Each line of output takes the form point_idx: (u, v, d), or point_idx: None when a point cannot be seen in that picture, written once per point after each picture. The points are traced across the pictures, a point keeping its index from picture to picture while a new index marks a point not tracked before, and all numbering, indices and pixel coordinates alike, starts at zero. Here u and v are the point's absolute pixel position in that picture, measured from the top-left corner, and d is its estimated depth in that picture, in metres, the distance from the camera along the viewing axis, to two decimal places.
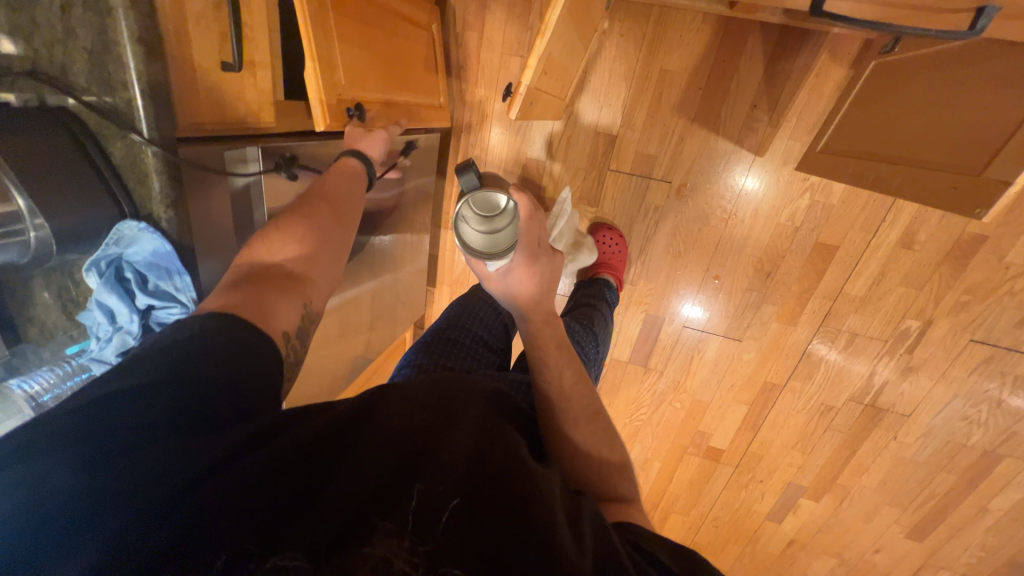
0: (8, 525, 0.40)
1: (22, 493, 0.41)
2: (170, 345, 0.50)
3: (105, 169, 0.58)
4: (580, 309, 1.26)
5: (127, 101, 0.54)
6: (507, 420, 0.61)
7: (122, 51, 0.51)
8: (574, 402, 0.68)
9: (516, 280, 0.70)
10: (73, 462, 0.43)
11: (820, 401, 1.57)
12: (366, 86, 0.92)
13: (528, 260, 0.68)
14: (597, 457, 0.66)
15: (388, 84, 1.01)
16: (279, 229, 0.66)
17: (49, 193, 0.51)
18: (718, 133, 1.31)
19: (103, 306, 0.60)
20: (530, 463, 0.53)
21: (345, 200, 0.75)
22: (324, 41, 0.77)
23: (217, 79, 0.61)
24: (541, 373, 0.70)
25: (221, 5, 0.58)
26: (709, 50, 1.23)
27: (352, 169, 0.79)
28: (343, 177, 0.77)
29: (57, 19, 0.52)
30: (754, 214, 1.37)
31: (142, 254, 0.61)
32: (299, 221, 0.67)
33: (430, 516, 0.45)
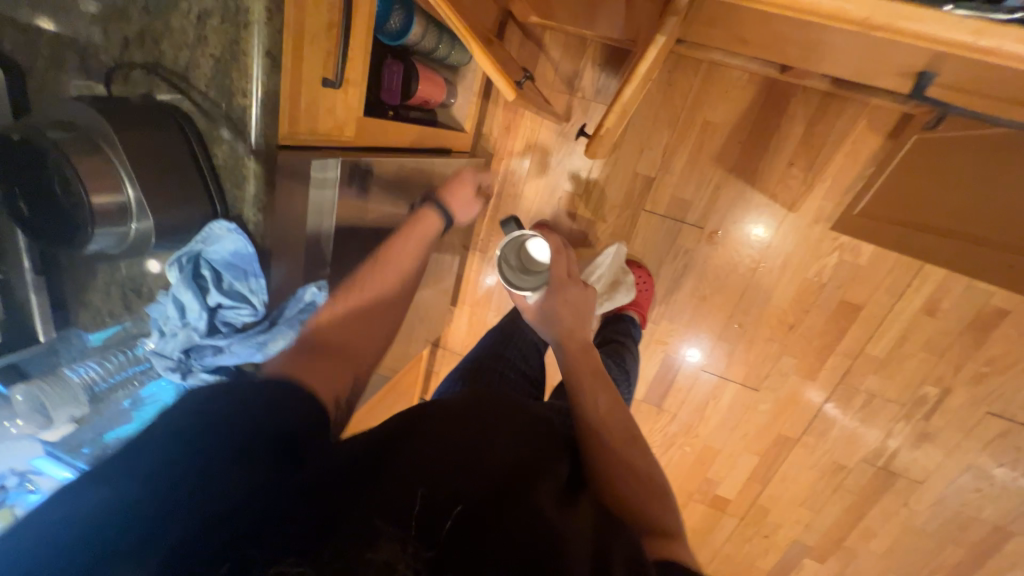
0: (71, 530, 0.42)
1: (82, 502, 0.43)
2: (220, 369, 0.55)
3: (206, 168, 0.59)
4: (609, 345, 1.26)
5: (241, 107, 0.56)
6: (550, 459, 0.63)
7: (250, 62, 0.54)
8: (635, 468, 0.67)
9: (551, 305, 0.90)
10: (133, 472, 0.46)
11: (832, 459, 1.56)
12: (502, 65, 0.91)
13: (558, 290, 0.91)
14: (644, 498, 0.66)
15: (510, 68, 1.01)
16: (342, 299, 0.71)
17: (157, 192, 0.54)
18: (754, 186, 1.35)
19: (177, 301, 0.60)
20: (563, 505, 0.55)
21: (396, 277, 0.80)
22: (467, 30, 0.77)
23: (317, 95, 0.63)
24: (602, 432, 0.70)
25: (333, 27, 0.60)
26: (752, 107, 1.28)
27: (429, 231, 0.91)
28: (403, 245, 0.85)
29: (192, 26, 0.55)
30: (781, 267, 1.40)
31: (229, 249, 0.59)
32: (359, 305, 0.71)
33: (436, 525, 0.48)
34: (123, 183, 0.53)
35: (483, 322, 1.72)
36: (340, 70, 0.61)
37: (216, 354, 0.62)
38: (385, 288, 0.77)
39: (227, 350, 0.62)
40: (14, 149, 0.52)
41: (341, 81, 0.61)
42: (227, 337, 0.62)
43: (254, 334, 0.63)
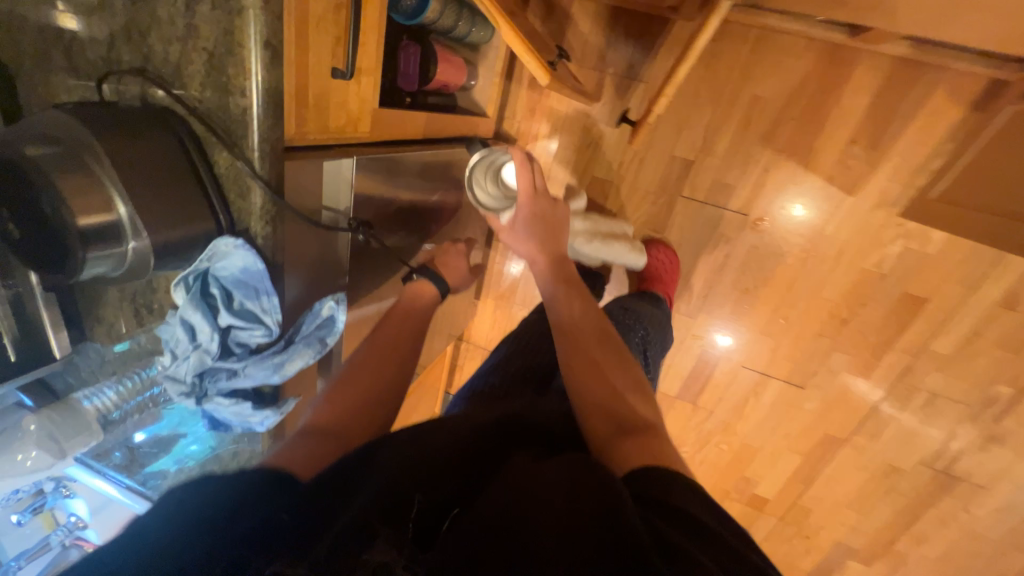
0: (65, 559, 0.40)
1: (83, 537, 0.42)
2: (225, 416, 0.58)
3: (207, 177, 0.54)
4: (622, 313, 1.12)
5: (241, 109, 0.49)
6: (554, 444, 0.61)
7: (246, 55, 0.46)
8: None
9: (524, 221, 0.83)
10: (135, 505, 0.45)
11: (885, 460, 1.46)
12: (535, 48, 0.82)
13: (528, 204, 0.82)
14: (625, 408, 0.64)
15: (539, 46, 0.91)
16: (336, 390, 0.67)
17: (151, 208, 0.49)
18: (807, 168, 1.21)
19: (185, 323, 0.53)
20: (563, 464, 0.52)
21: (394, 352, 0.72)
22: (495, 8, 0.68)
23: (326, 87, 0.55)
24: None
25: (341, 8, 0.53)
26: (809, 78, 1.14)
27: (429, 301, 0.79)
28: (393, 326, 0.75)
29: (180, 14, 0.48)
30: (835, 256, 1.27)
31: (239, 265, 0.53)
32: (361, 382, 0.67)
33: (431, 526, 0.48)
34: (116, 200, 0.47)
35: (508, 316, 1.66)
36: (352, 59, 0.54)
37: (231, 377, 0.57)
38: (386, 363, 0.71)
39: (242, 373, 0.57)
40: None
41: (353, 71, 0.54)
42: (240, 360, 0.57)
43: (270, 355, 0.58)
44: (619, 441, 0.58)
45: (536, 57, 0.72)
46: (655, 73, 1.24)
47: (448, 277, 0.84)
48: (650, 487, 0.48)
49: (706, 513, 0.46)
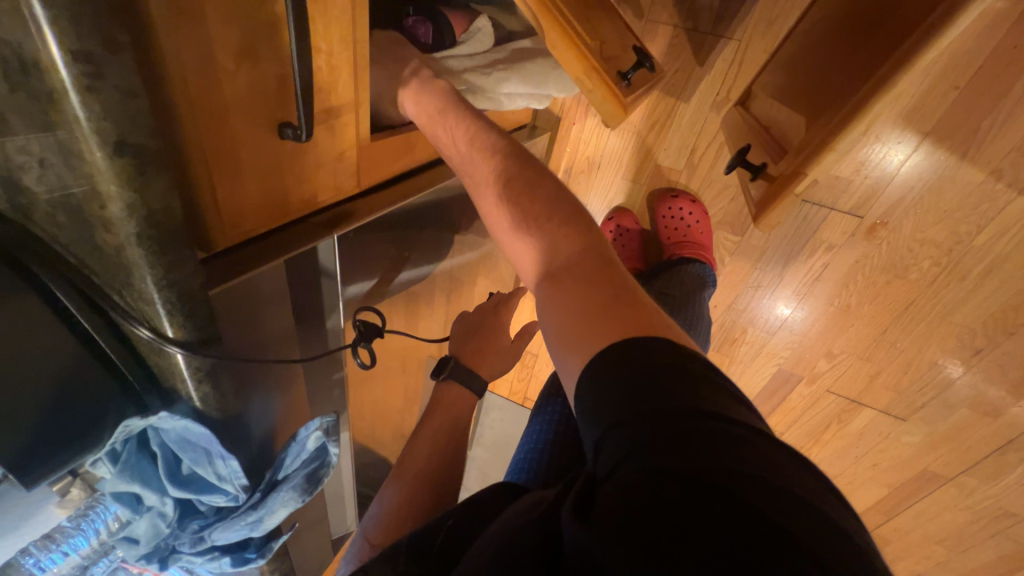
0: None
1: None
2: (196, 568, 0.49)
3: (105, 336, 0.34)
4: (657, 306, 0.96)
5: (114, 249, 0.29)
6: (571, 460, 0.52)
7: (92, 169, 0.25)
8: None
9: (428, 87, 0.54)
10: None
11: (998, 504, 1.23)
12: (611, 38, 0.59)
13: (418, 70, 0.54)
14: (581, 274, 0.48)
15: (607, 12, 0.65)
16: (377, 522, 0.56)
17: (24, 422, 0.31)
18: (964, 158, 0.89)
19: (122, 494, 0.40)
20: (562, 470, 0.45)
21: (436, 487, 0.57)
22: (552, 13, 0.48)
23: (274, 155, 0.36)
24: None
25: (280, 30, 0.32)
26: (992, 31, 0.80)
27: (460, 400, 0.64)
28: (425, 454, 0.59)
29: None
30: (983, 273, 0.97)
31: (175, 428, 0.38)
32: (394, 492, 0.57)
33: (429, 534, 0.45)
34: None
35: None
36: (305, 109, 0.34)
37: (196, 543, 0.44)
38: (416, 501, 0.55)
39: (208, 538, 0.44)
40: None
41: (312, 133, 0.35)
42: (205, 524, 0.44)
43: (242, 516, 0.44)
44: (570, 320, 0.45)
45: (609, 80, 0.52)
46: (754, 27, 0.92)
47: (477, 351, 0.67)
48: (592, 403, 0.39)
49: (656, 401, 0.36)
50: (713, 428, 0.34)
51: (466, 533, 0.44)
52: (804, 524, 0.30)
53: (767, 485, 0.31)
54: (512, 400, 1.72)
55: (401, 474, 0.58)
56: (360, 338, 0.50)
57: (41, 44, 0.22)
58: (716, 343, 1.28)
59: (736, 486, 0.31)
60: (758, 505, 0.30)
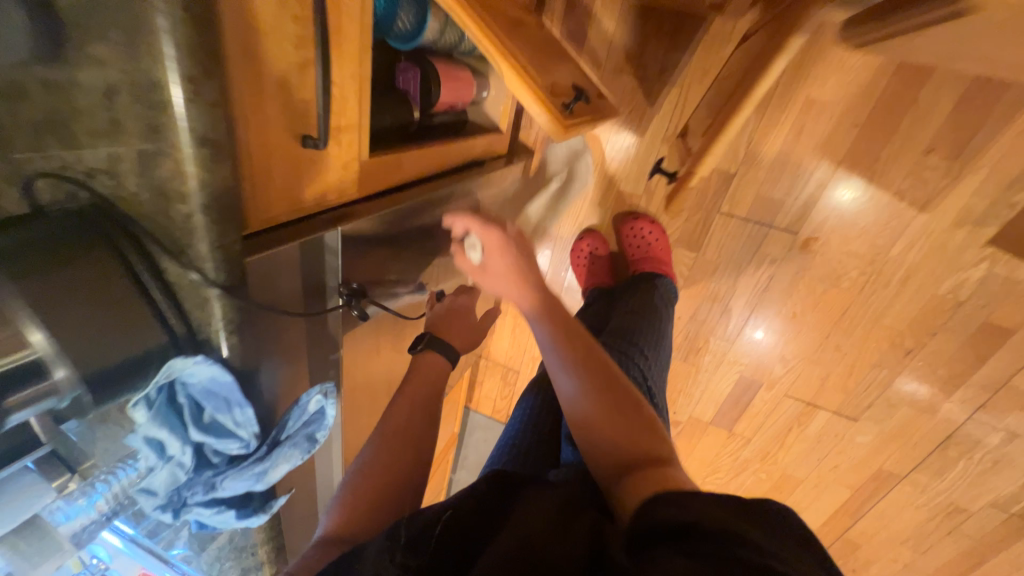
0: None
1: None
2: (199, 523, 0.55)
3: (153, 289, 0.42)
4: (624, 315, 1.06)
5: (185, 217, 0.38)
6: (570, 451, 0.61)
7: (181, 156, 0.35)
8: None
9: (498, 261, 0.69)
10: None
11: (949, 500, 1.31)
12: (560, 78, 0.73)
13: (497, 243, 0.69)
14: (618, 419, 0.57)
15: (559, 60, 0.79)
16: (353, 485, 0.60)
17: (95, 346, 0.38)
18: (872, 179, 1.05)
19: (152, 440, 0.46)
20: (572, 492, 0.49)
21: (415, 451, 0.64)
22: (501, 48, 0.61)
23: (298, 159, 0.47)
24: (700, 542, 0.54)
25: (308, 68, 0.44)
26: (877, 79, 0.97)
27: (440, 380, 0.73)
28: (405, 414, 0.66)
29: (100, 106, 0.35)
30: (903, 279, 1.11)
31: (202, 380, 0.46)
32: (372, 451, 0.63)
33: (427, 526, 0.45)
34: (26, 328, 0.34)
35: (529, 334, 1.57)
36: (324, 123, 0.46)
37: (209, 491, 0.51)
38: (395, 461, 0.62)
39: (220, 486, 0.51)
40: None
41: (328, 140, 0.46)
42: (217, 473, 0.51)
43: (249, 465, 0.51)
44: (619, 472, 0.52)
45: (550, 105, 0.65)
46: (691, 75, 1.09)
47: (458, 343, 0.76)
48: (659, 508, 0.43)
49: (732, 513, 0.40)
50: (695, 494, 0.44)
51: (472, 527, 0.45)
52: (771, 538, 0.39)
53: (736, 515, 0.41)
54: (496, 418, 1.79)
55: (382, 434, 0.65)
56: (349, 303, 0.57)
57: (162, 71, 0.33)
58: (682, 352, 1.38)
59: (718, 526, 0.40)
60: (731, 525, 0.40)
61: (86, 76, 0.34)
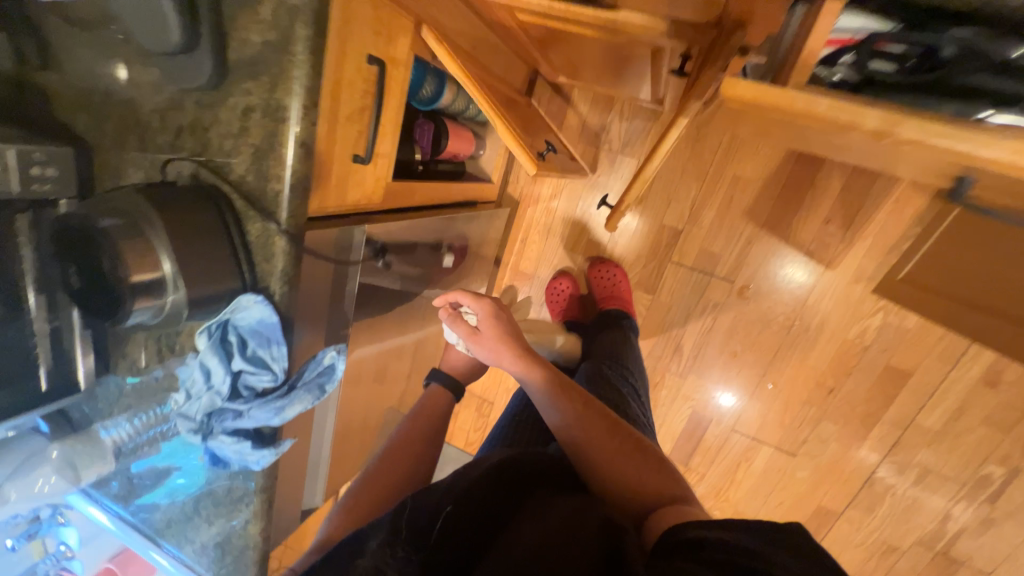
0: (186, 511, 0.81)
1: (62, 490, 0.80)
2: (214, 451, 0.66)
3: (238, 243, 0.57)
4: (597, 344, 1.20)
5: (276, 193, 0.55)
6: (567, 459, 0.70)
7: (286, 152, 0.54)
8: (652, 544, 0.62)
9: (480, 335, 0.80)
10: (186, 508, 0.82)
11: (882, 539, 1.42)
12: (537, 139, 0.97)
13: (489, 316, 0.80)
14: (626, 462, 0.69)
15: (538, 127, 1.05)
16: (351, 499, 0.73)
17: (195, 270, 0.53)
18: (787, 241, 1.30)
19: (204, 365, 0.60)
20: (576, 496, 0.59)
21: (412, 463, 0.78)
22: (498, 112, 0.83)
23: (349, 170, 0.66)
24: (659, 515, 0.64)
25: (366, 110, 0.64)
26: (785, 164, 1.25)
27: (439, 400, 0.90)
28: (408, 433, 0.82)
29: (237, 118, 0.54)
30: (818, 325, 1.33)
31: (250, 320, 0.60)
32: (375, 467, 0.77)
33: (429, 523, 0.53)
34: (161, 255, 0.51)
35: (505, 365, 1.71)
36: (372, 147, 0.66)
37: (235, 418, 0.63)
38: (395, 470, 0.76)
39: (245, 415, 0.63)
40: (69, 237, 0.51)
41: (372, 157, 0.66)
42: (246, 402, 0.63)
43: (273, 399, 0.64)
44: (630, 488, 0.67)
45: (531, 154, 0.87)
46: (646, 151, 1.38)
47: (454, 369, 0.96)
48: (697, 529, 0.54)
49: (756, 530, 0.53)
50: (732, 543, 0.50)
51: (470, 528, 0.52)
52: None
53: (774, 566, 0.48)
54: (467, 450, 1.85)
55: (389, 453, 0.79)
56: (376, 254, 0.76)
57: (287, 99, 0.52)
58: None
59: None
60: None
61: (235, 99, 0.53)
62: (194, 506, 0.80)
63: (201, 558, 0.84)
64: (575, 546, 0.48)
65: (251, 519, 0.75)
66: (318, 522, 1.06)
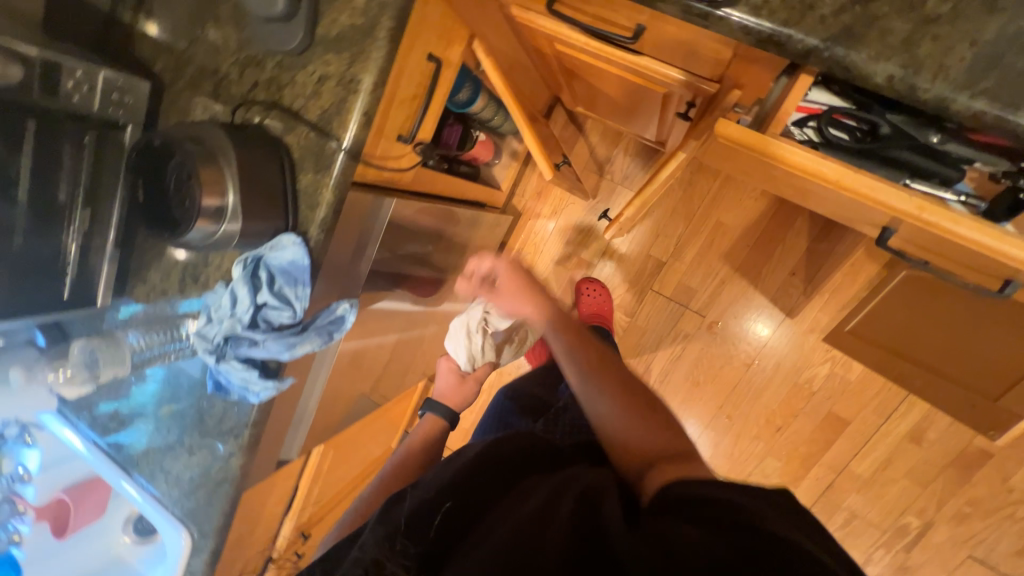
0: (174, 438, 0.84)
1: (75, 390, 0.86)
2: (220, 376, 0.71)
3: (289, 189, 0.65)
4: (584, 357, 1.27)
5: (332, 151, 0.64)
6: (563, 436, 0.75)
7: (349, 118, 0.62)
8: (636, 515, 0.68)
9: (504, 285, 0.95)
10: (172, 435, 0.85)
11: None
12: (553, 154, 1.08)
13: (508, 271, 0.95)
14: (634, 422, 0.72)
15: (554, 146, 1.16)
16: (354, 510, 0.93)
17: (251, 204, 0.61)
18: (756, 287, 1.44)
19: (234, 292, 0.67)
20: (566, 470, 0.62)
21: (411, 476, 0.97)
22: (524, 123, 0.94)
23: (392, 145, 0.75)
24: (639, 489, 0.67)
25: (417, 98, 0.74)
26: (763, 217, 1.41)
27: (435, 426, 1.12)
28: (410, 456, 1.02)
29: (312, 82, 0.63)
30: (773, 366, 1.45)
31: (283, 258, 0.66)
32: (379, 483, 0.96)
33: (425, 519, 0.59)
34: (227, 188, 0.59)
35: None
36: (415, 130, 0.76)
37: (249, 347, 0.69)
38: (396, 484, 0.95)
39: (259, 345, 0.69)
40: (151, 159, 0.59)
41: (415, 138, 0.76)
42: (262, 333, 0.68)
43: (287, 335, 0.69)
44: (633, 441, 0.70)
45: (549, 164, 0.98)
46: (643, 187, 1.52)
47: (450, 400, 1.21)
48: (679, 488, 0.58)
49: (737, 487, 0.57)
50: (713, 514, 0.53)
51: (459, 518, 0.58)
52: (822, 555, 0.48)
53: (785, 544, 0.48)
54: None
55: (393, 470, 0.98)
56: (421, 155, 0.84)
57: (360, 74, 0.61)
58: None
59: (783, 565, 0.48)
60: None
61: (314, 67, 0.63)
62: (179, 435, 0.84)
63: (172, 491, 0.87)
64: (552, 521, 0.51)
65: (235, 452, 0.79)
66: (285, 480, 1.08)
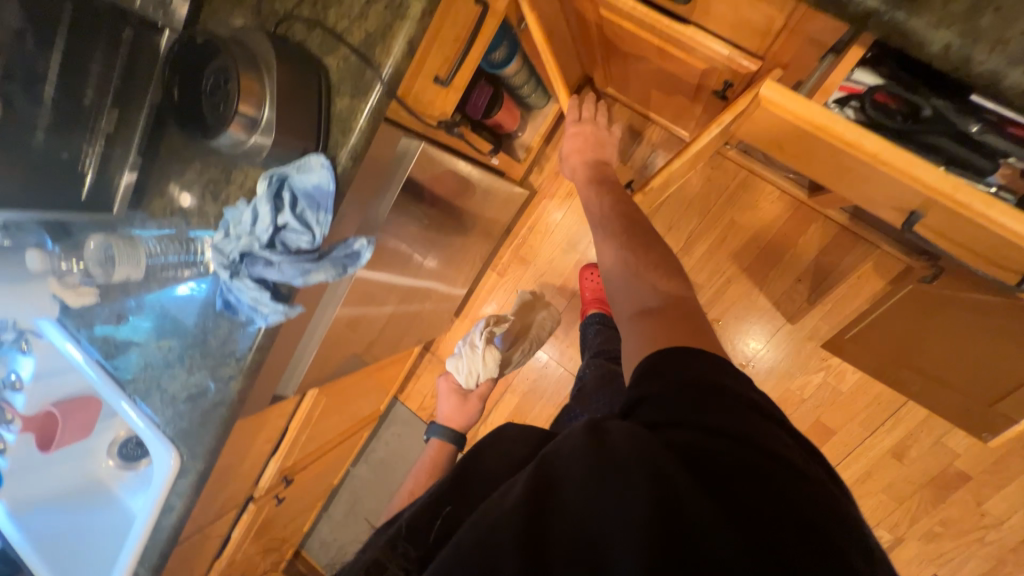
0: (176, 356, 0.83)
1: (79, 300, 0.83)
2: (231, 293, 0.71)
3: (324, 111, 0.65)
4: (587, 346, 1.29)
5: (372, 75, 0.63)
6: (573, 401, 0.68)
7: (394, 43, 0.62)
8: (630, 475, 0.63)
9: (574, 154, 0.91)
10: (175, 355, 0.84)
11: None
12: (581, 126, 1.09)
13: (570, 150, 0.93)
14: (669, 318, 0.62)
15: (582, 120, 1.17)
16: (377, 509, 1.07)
17: (286, 117, 0.60)
18: (761, 289, 1.45)
19: (257, 209, 0.66)
20: None
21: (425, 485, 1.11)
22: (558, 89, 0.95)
23: (428, 85, 0.75)
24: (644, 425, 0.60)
25: (459, 40, 0.74)
26: (776, 221, 1.41)
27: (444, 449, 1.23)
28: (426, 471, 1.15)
29: (360, 4, 0.63)
30: (769, 370, 1.47)
31: (309, 180, 0.65)
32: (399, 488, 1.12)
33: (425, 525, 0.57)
34: (263, 100, 0.59)
35: None
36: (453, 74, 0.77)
37: (264, 267, 0.68)
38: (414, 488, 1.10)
39: (273, 266, 0.68)
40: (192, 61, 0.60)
41: (452, 81, 0.77)
42: (278, 255, 0.67)
43: (303, 260, 0.68)
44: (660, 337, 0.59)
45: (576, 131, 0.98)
46: None
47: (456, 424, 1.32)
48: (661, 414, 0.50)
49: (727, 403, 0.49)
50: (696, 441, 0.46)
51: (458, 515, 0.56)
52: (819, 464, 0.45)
53: (774, 455, 0.44)
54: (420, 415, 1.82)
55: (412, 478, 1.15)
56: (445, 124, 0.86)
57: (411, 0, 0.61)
58: None
59: (795, 507, 0.41)
60: (825, 511, 0.42)
61: None
62: (180, 353, 0.83)
63: (166, 410, 0.87)
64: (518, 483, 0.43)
65: (235, 375, 0.79)
66: (275, 419, 1.08)
